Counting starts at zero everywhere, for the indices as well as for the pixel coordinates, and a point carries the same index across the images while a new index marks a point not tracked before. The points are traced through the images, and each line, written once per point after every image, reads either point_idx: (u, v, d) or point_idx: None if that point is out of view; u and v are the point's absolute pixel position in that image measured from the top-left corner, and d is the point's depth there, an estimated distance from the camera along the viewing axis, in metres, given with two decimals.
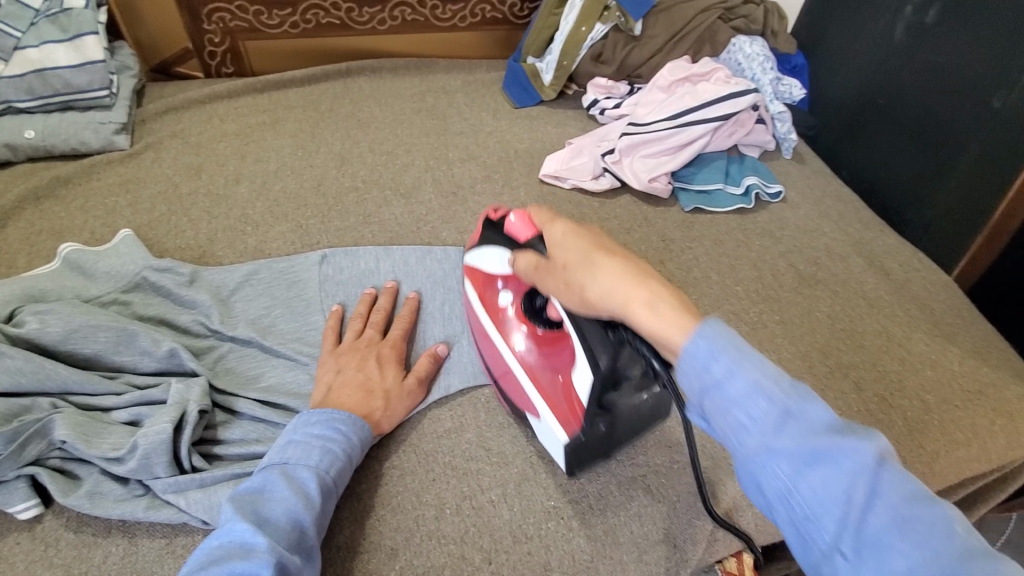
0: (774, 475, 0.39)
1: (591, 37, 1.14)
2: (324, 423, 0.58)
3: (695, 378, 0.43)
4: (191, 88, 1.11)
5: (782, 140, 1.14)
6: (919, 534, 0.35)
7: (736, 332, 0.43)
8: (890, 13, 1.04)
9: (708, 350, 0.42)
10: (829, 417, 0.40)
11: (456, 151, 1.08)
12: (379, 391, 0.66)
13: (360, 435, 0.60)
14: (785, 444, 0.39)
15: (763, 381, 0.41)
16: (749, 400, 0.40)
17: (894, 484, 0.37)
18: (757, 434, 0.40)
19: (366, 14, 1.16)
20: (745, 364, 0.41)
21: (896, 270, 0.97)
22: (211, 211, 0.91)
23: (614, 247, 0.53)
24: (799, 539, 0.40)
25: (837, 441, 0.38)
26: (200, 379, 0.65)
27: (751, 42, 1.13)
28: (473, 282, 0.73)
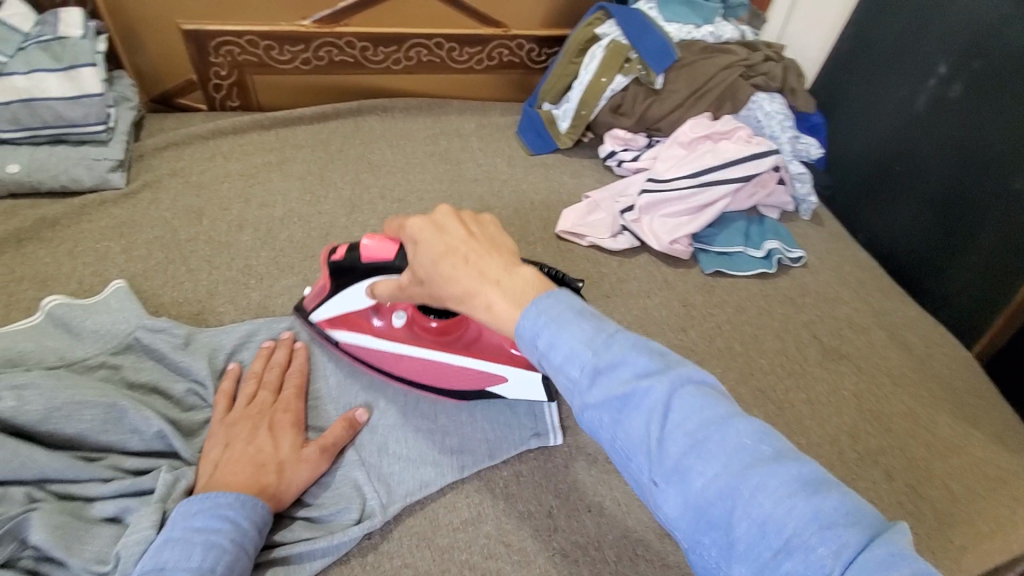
0: (602, 425, 0.42)
1: (611, 89, 1.12)
2: (206, 513, 0.53)
3: (533, 353, 0.45)
4: (193, 123, 1.06)
5: (801, 201, 1.13)
6: (714, 452, 0.38)
7: (569, 302, 0.45)
8: (911, 84, 1.04)
9: (537, 324, 0.44)
10: (643, 365, 0.42)
11: (470, 201, 1.04)
12: (274, 458, 0.60)
13: (252, 517, 0.54)
14: (599, 396, 0.41)
15: (580, 344, 0.43)
16: (570, 364, 0.43)
17: (693, 410, 0.40)
18: (580, 392, 0.42)
19: (381, 53, 1.12)
20: (566, 333, 0.43)
21: (918, 345, 0.95)
22: (212, 260, 0.85)
23: (461, 231, 0.52)
24: (631, 477, 0.42)
25: (643, 384, 0.41)
26: (191, 469, 0.60)
27: (770, 100, 1.13)
28: (342, 330, 0.74)
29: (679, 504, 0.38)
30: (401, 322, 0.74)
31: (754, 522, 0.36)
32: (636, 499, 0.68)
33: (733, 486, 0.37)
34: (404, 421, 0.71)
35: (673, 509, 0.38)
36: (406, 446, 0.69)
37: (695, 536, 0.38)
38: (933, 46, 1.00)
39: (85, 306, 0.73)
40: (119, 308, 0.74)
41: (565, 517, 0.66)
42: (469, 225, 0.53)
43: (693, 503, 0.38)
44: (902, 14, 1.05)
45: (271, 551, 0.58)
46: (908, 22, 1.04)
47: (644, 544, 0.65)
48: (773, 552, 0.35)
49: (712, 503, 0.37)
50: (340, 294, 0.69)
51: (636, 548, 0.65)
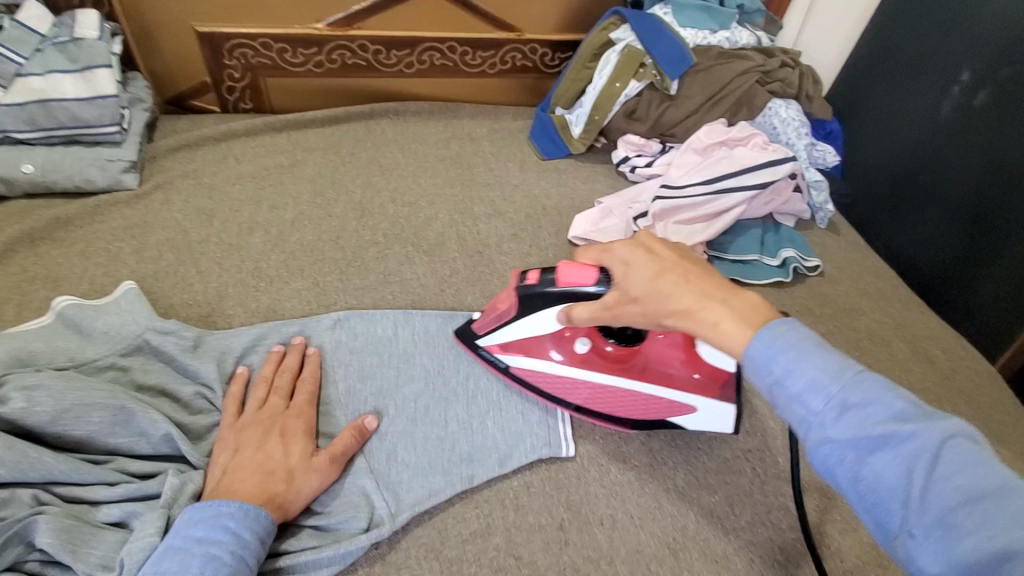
0: (841, 464, 0.40)
1: (625, 93, 1.11)
2: (208, 523, 0.52)
3: (761, 379, 0.44)
4: (206, 125, 1.07)
5: (817, 210, 1.11)
6: (987, 514, 0.35)
7: (800, 331, 0.44)
8: (933, 92, 1.02)
9: (771, 349, 0.43)
10: (897, 408, 0.39)
11: (481, 205, 1.03)
12: (285, 466, 0.60)
13: (253, 529, 0.53)
14: (847, 433, 0.39)
15: (822, 376, 0.41)
16: (811, 396, 0.41)
17: (965, 464, 0.36)
18: (819, 425, 0.40)
19: (394, 57, 1.12)
20: (806, 361, 0.42)
21: (939, 357, 0.93)
22: (222, 262, 0.85)
23: (668, 253, 0.53)
24: (874, 522, 0.39)
25: (904, 427, 0.38)
26: (198, 473, 0.59)
27: (787, 107, 1.11)
28: (517, 355, 0.73)
29: (937, 559, 0.36)
30: (584, 349, 0.73)
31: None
32: (649, 513, 0.67)
33: (1001, 549, 0.33)
34: (415, 428, 0.70)
35: (930, 566, 0.36)
36: (415, 454, 0.68)
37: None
38: (956, 54, 0.98)
39: (95, 307, 0.73)
40: (129, 309, 0.74)
41: (576, 530, 0.65)
42: (679, 249, 0.53)
43: (954, 562, 0.35)
44: (922, 21, 1.03)
45: (277, 559, 0.57)
46: (928, 30, 1.02)
47: (658, 559, 0.63)
48: None
49: (985, 569, 0.34)
50: (525, 319, 0.70)
51: (650, 563, 0.63)
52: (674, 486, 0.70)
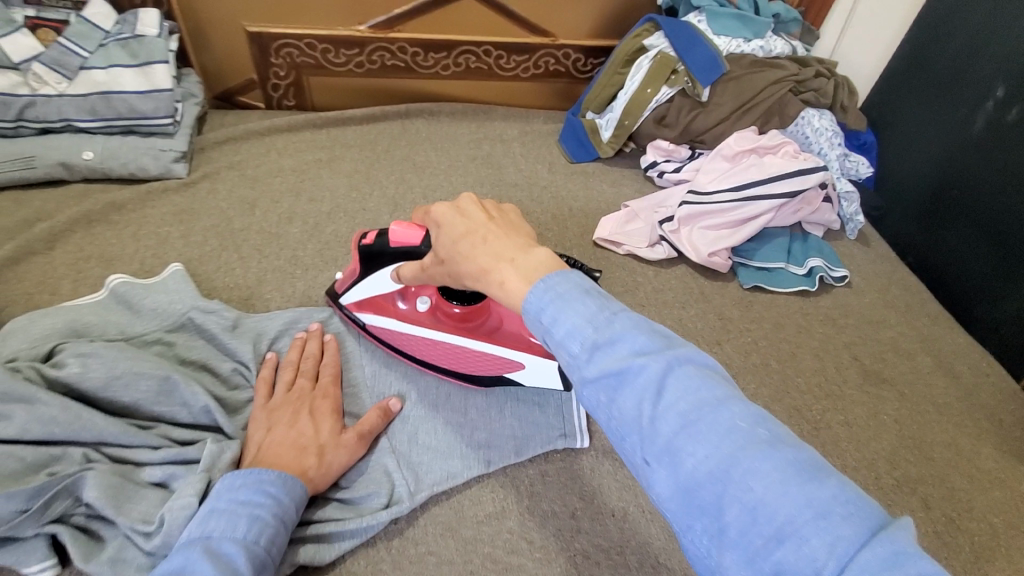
0: (599, 405, 0.39)
1: (655, 100, 1.12)
2: (250, 488, 0.54)
3: (536, 328, 0.42)
4: (252, 119, 1.12)
5: (848, 221, 1.10)
6: (704, 433, 0.35)
7: (574, 279, 0.43)
8: (967, 106, 1.00)
9: (541, 299, 0.42)
10: (641, 342, 0.39)
11: (509, 205, 1.06)
12: (317, 442, 0.62)
13: (291, 495, 0.56)
14: (596, 372, 0.38)
15: (582, 320, 0.40)
16: (570, 339, 0.40)
17: (692, 390, 0.37)
18: (577, 367, 0.40)
19: (431, 59, 1.16)
20: (569, 308, 0.41)
21: (966, 374, 0.91)
22: (261, 249, 0.89)
23: (475, 214, 0.53)
24: (624, 457, 0.39)
25: (637, 361, 0.38)
26: (234, 441, 0.62)
27: (820, 116, 1.11)
28: (369, 313, 0.77)
29: (671, 485, 0.36)
30: (427, 306, 0.77)
31: (743, 507, 0.33)
32: (661, 508, 0.68)
33: (718, 468, 0.34)
34: (436, 413, 0.72)
35: (662, 491, 0.36)
36: (436, 438, 0.70)
37: (685, 521, 0.35)
38: (990, 68, 0.97)
39: (143, 285, 0.78)
40: (174, 289, 0.78)
41: (588, 519, 0.66)
42: (490, 211, 0.54)
43: (683, 485, 0.35)
44: (958, 34, 1.02)
45: (306, 528, 0.60)
46: (964, 43, 1.01)
47: (667, 552, 0.65)
48: (766, 541, 0.32)
49: (704, 486, 0.34)
50: (367, 279, 0.72)
51: (659, 556, 0.64)
52: None
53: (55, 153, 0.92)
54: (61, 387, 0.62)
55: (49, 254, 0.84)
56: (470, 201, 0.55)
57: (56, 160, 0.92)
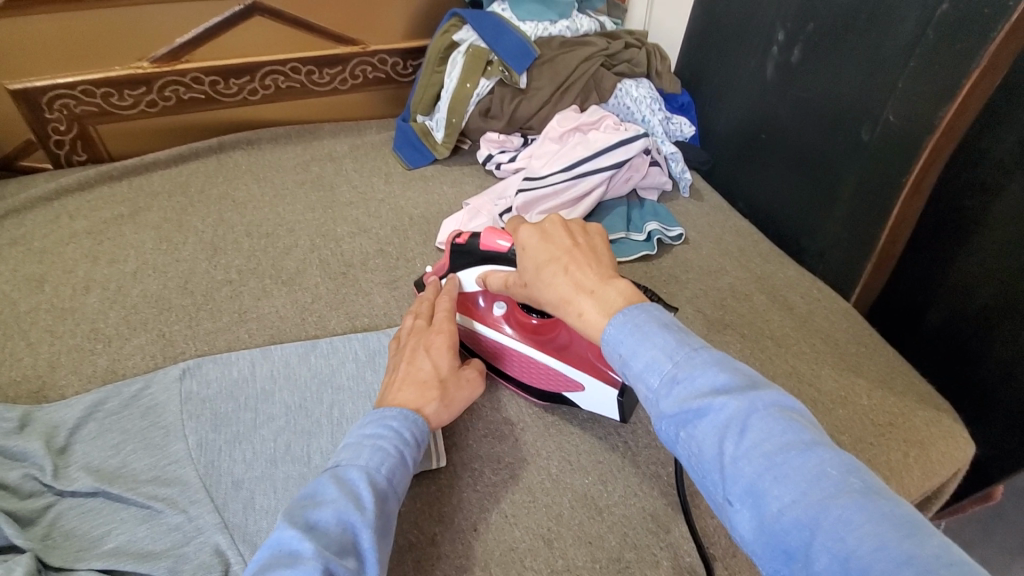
0: (676, 437, 0.45)
1: (477, 93, 1.11)
2: (376, 423, 0.57)
3: (615, 358, 0.51)
4: (34, 184, 0.99)
5: (679, 179, 1.15)
6: (792, 475, 0.39)
7: (645, 317, 0.50)
8: (758, 54, 1.07)
9: (622, 333, 0.50)
10: (720, 380, 0.44)
11: (344, 225, 1.01)
12: (439, 377, 0.65)
13: (413, 427, 0.58)
14: (673, 406, 0.45)
15: (660, 354, 0.47)
16: (649, 371, 0.47)
17: (777, 432, 0.41)
18: (657, 401, 0.46)
19: (234, 86, 1.08)
20: (646, 342, 0.48)
21: (799, 303, 0.98)
22: (54, 329, 0.79)
23: (564, 243, 0.61)
24: (708, 495, 0.44)
25: (714, 399, 0.43)
26: (26, 556, 0.55)
27: (637, 86, 1.16)
28: None
29: (755, 527, 0.40)
30: (503, 313, 0.78)
31: (832, 555, 0.35)
32: (524, 508, 0.67)
33: (802, 511, 0.37)
34: (274, 470, 0.66)
35: (747, 531, 0.40)
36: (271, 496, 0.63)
37: (773, 562, 0.39)
38: (769, 16, 1.04)
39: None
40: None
41: (449, 541, 0.64)
42: (576, 238, 0.61)
43: (768, 531, 0.39)
44: None
45: None
46: None
47: (533, 553, 0.64)
48: None
49: (790, 532, 0.38)
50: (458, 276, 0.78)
51: (525, 559, 0.63)
52: (547, 476, 0.70)
53: None
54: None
55: None
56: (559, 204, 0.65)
57: None
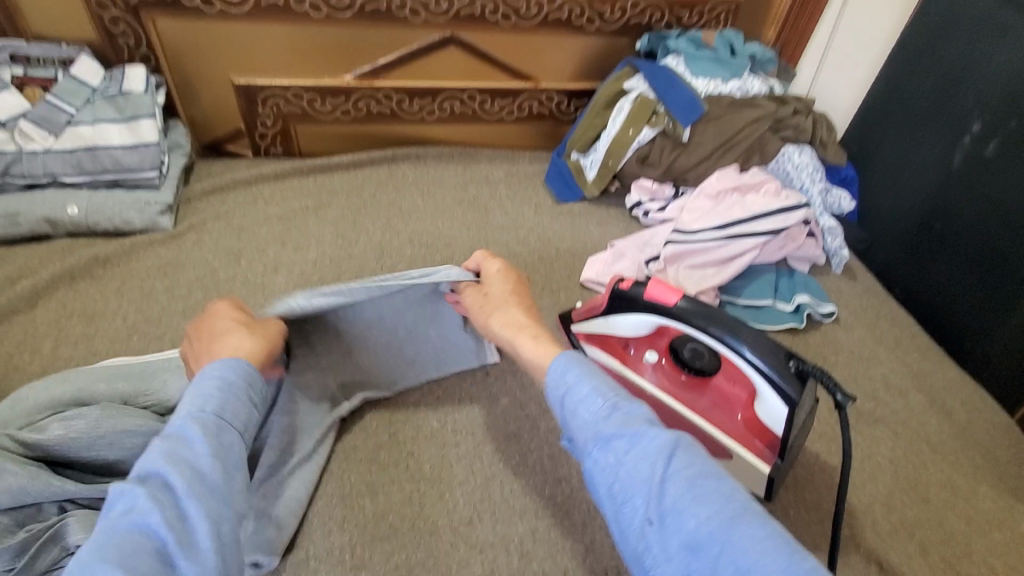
0: (604, 460, 0.48)
1: (638, 140, 1.13)
2: (197, 377, 0.54)
3: (558, 391, 0.55)
4: (239, 168, 1.13)
5: (833, 255, 1.11)
6: (710, 494, 0.43)
7: (587, 360, 0.57)
8: (947, 140, 1.02)
9: (568, 366, 0.55)
10: (651, 415, 0.51)
11: (496, 247, 1.06)
12: (249, 326, 0.63)
13: (238, 372, 0.55)
14: (609, 428, 0.49)
15: (600, 386, 0.52)
16: (588, 401, 0.52)
17: (696, 461, 0.46)
18: (593, 426, 0.50)
19: (416, 105, 1.18)
20: (590, 377, 0.54)
21: (958, 409, 0.91)
22: (247, 300, 0.89)
23: (523, 293, 0.71)
24: (621, 528, 0.47)
25: (646, 427, 0.48)
26: None
27: (800, 152, 1.14)
28: (597, 346, 0.83)
29: (670, 546, 0.43)
30: (652, 361, 0.79)
31: (737, 567, 0.39)
32: None
33: (713, 527, 0.42)
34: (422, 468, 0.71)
35: (661, 550, 0.43)
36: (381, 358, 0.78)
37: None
38: (968, 104, 0.98)
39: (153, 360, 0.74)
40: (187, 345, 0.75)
41: None
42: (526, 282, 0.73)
43: (681, 544, 0.42)
44: (933, 71, 1.04)
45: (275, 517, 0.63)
46: (940, 79, 1.03)
47: None
48: None
49: (704, 546, 0.41)
50: (611, 319, 0.79)
51: None
52: None
53: (39, 209, 0.92)
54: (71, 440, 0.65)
55: (32, 313, 0.83)
56: (489, 261, 0.73)
57: (40, 215, 0.92)
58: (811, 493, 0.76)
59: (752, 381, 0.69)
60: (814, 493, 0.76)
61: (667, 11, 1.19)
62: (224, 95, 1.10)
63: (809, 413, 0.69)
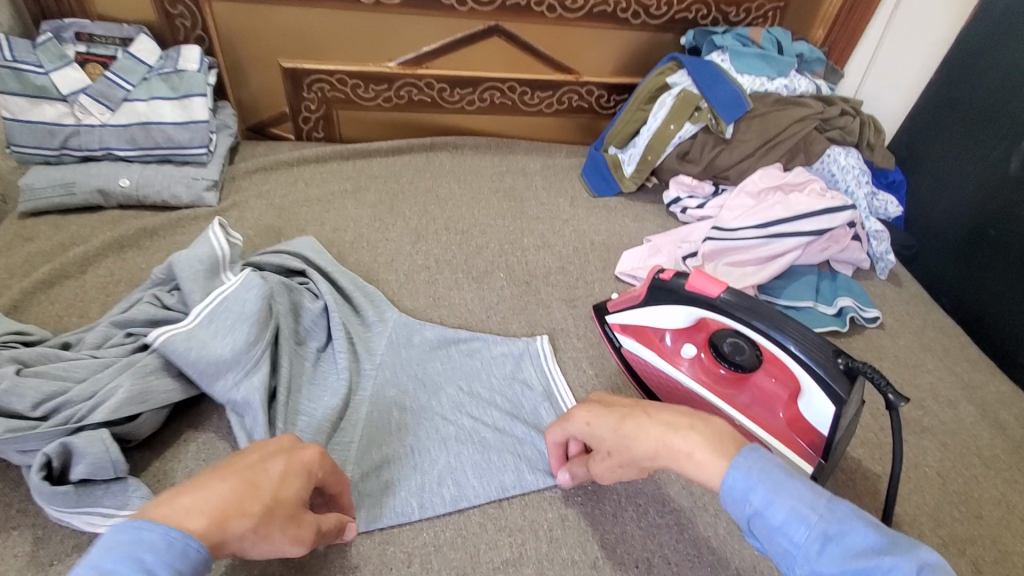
0: None
1: (679, 136, 1.12)
2: (124, 552, 0.38)
3: (738, 509, 0.44)
4: (282, 150, 1.15)
5: (878, 259, 1.08)
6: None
7: (774, 462, 0.45)
8: (1003, 146, 0.98)
9: (746, 481, 0.44)
10: (872, 538, 0.41)
11: (532, 237, 1.06)
12: (260, 497, 0.45)
13: (183, 574, 0.38)
14: (832, 568, 0.40)
15: (802, 507, 0.42)
16: (791, 527, 0.42)
17: None
18: (802, 560, 0.41)
19: (457, 94, 1.19)
20: (784, 493, 0.43)
21: (1012, 424, 0.86)
22: None
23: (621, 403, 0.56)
24: None
25: (878, 560, 0.39)
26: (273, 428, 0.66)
27: (846, 154, 1.11)
28: (631, 337, 0.81)
29: None
30: (689, 355, 0.77)
31: None
32: (688, 562, 0.65)
33: None
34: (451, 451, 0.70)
35: None
36: (385, 339, 0.81)
37: None
38: None
39: (190, 325, 0.68)
40: (227, 325, 0.69)
41: (609, 569, 0.63)
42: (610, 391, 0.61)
43: None
44: (990, 73, 1.01)
45: None
46: (996, 83, 0.99)
47: None
48: None
49: None
50: (649, 309, 0.77)
51: None
52: (715, 535, 0.67)
53: (93, 180, 0.96)
54: (121, 349, 0.68)
55: (81, 278, 0.86)
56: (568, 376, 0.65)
57: (94, 186, 0.95)
58: (853, 500, 0.73)
59: (798, 377, 0.66)
60: (855, 500, 0.73)
61: (715, 7, 1.17)
62: (270, 79, 1.13)
63: (856, 414, 0.66)
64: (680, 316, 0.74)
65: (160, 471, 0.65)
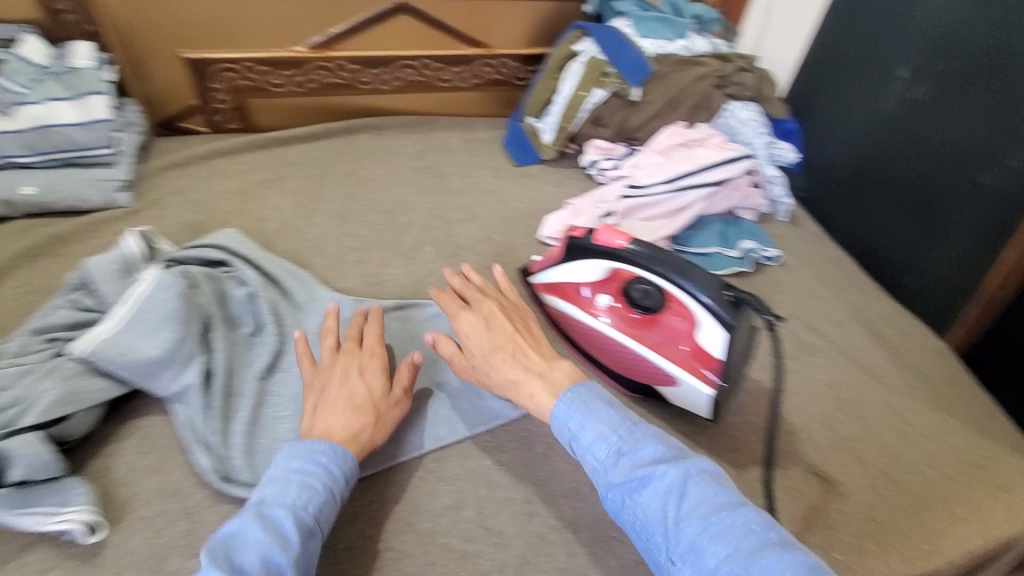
0: (624, 507, 0.54)
1: (590, 101, 1.17)
2: (304, 457, 0.58)
3: (563, 432, 0.60)
4: (195, 144, 1.13)
5: (777, 203, 1.18)
6: (723, 533, 0.49)
7: (588, 395, 0.61)
8: (879, 89, 1.09)
9: (569, 409, 0.60)
10: (658, 452, 0.55)
11: (457, 211, 1.09)
12: (373, 405, 0.66)
13: (344, 466, 0.59)
14: (620, 476, 0.54)
15: (605, 428, 0.58)
16: (596, 444, 0.57)
17: (711, 495, 0.52)
18: (606, 473, 0.56)
19: (371, 75, 1.19)
20: (594, 418, 0.59)
21: (891, 336, 0.98)
22: None
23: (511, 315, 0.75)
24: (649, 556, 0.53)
25: (656, 468, 0.54)
26: (212, 412, 0.69)
27: (744, 108, 1.19)
28: (554, 294, 0.88)
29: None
30: (605, 304, 0.83)
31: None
32: None
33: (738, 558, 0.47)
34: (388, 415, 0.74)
35: None
36: (314, 312, 0.84)
37: None
38: (897, 53, 1.05)
39: (110, 331, 0.68)
40: (150, 326, 0.70)
41: (542, 501, 0.70)
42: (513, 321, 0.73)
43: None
44: (865, 24, 1.10)
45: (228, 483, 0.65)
46: (870, 32, 1.09)
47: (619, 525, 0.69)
48: None
49: None
50: (567, 264, 0.83)
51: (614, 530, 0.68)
52: None
53: None
54: (42, 356, 0.68)
55: None
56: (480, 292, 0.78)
57: None
58: (755, 416, 0.82)
59: (696, 311, 0.74)
60: (757, 416, 0.82)
61: None
62: (174, 71, 1.10)
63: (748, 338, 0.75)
64: (592, 268, 0.80)
65: (100, 468, 0.66)
